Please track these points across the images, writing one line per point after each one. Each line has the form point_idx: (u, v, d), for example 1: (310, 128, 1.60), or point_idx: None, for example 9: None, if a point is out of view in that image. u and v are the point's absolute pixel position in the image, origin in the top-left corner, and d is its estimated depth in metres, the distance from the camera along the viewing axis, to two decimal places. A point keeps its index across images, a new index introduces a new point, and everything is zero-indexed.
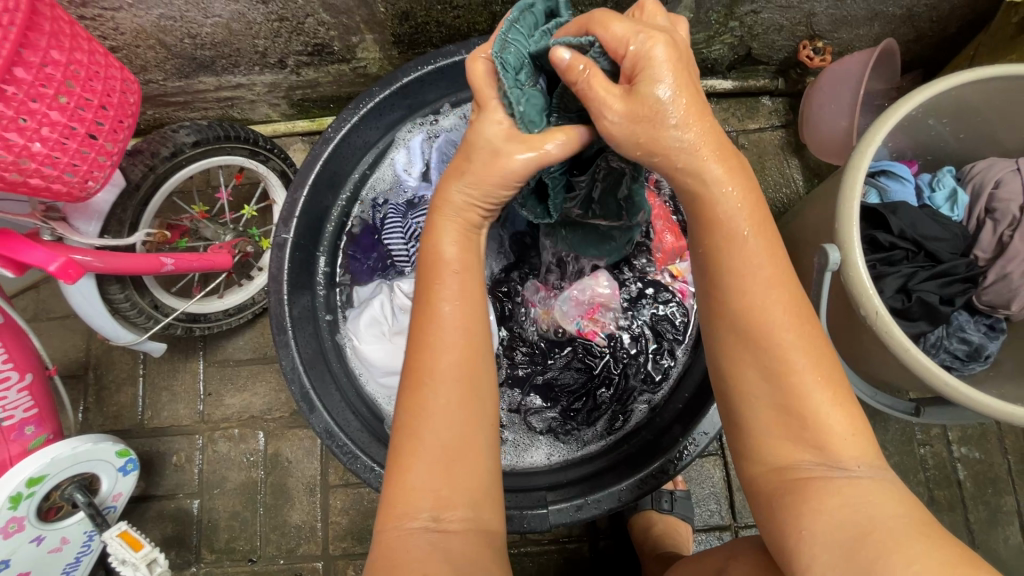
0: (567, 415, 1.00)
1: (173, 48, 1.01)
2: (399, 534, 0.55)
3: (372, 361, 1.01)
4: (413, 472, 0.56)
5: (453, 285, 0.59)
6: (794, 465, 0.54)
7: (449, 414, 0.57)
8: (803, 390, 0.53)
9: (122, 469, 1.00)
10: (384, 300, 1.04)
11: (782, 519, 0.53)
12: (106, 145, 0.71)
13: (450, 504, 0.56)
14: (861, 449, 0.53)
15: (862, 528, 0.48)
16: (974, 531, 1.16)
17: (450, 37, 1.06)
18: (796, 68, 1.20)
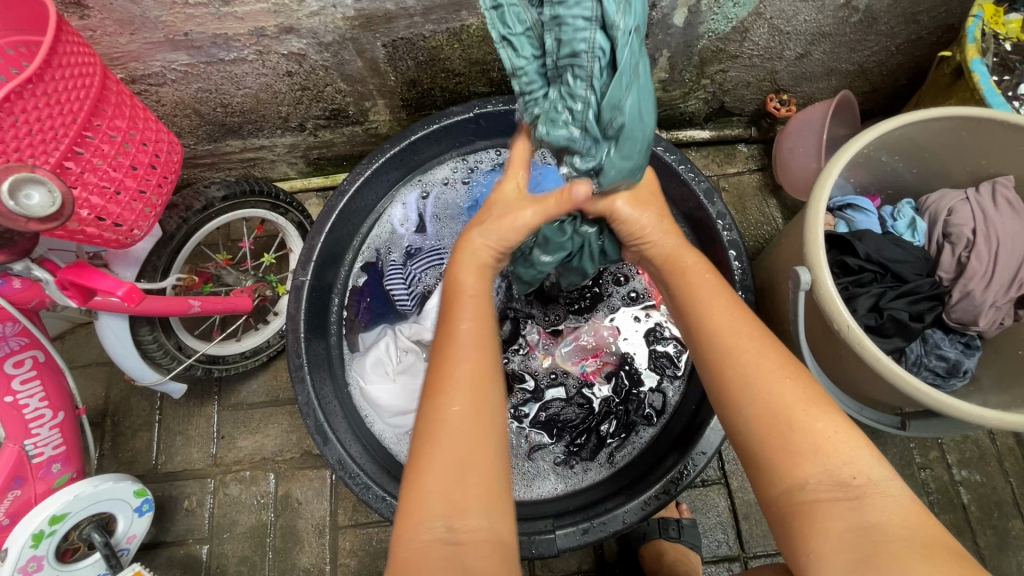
0: (572, 445, 1.03)
1: (206, 116, 1.14)
2: (416, 544, 0.57)
3: (379, 403, 1.05)
4: (427, 480, 0.59)
5: (469, 305, 0.71)
6: (805, 487, 0.57)
7: (461, 420, 0.62)
8: (780, 398, 0.61)
9: (139, 509, 1.02)
10: (389, 343, 1.10)
11: (797, 541, 0.56)
12: (152, 198, 0.80)
13: (463, 514, 0.58)
14: (851, 457, 0.57)
15: (867, 549, 0.51)
16: (985, 556, 1.15)
17: (452, 99, 1.19)
18: (766, 119, 1.32)
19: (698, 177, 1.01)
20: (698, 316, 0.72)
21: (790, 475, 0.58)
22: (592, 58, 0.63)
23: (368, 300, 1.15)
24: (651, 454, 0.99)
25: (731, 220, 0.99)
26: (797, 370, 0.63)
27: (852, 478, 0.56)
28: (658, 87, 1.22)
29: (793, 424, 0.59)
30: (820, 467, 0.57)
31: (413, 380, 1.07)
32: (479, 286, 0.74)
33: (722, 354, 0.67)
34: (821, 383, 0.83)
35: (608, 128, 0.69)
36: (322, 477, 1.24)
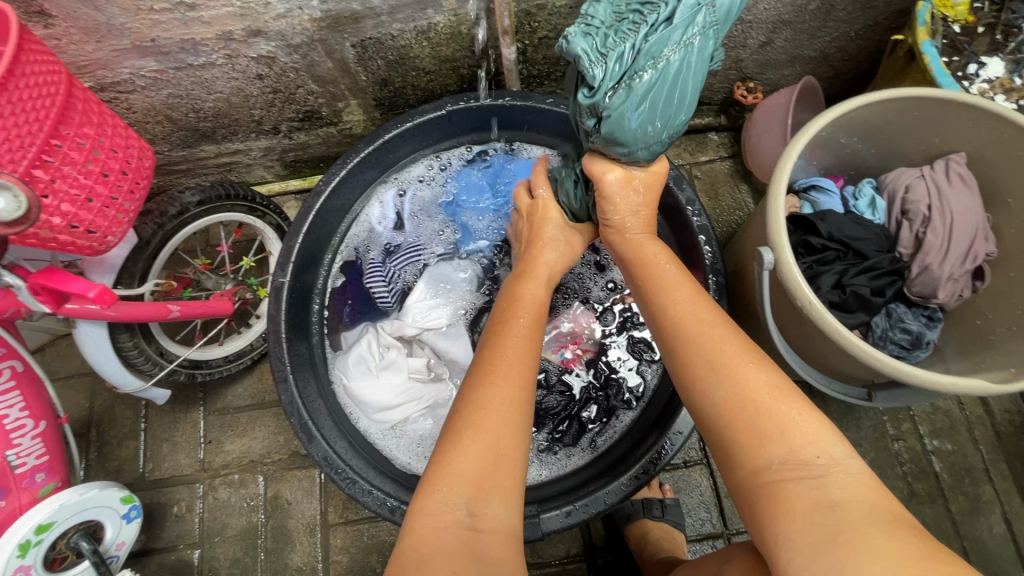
0: (555, 433, 1.06)
1: (178, 121, 1.14)
2: (435, 525, 0.62)
3: (363, 399, 1.06)
4: (456, 464, 0.65)
5: (521, 316, 0.84)
6: (769, 467, 0.60)
7: (500, 410, 0.69)
8: (746, 382, 0.64)
9: (126, 516, 1.03)
10: (372, 340, 1.11)
11: (766, 520, 0.58)
12: (125, 204, 0.81)
13: (486, 503, 0.64)
14: (816, 439, 0.60)
15: (831, 526, 0.53)
16: (957, 522, 1.20)
17: (425, 97, 1.20)
18: (734, 106, 1.35)
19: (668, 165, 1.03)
20: (666, 307, 0.76)
21: (755, 457, 0.61)
22: (652, 11, 0.69)
23: (350, 302, 1.17)
24: (631, 437, 1.01)
25: (700, 206, 1.02)
26: (761, 356, 0.67)
27: (816, 458, 0.59)
28: None
29: (756, 408, 0.63)
30: (785, 448, 0.60)
31: (396, 376, 1.08)
32: (534, 300, 0.87)
33: (684, 343, 0.72)
34: (788, 359, 0.86)
35: (634, 79, 0.70)
36: (311, 476, 1.25)
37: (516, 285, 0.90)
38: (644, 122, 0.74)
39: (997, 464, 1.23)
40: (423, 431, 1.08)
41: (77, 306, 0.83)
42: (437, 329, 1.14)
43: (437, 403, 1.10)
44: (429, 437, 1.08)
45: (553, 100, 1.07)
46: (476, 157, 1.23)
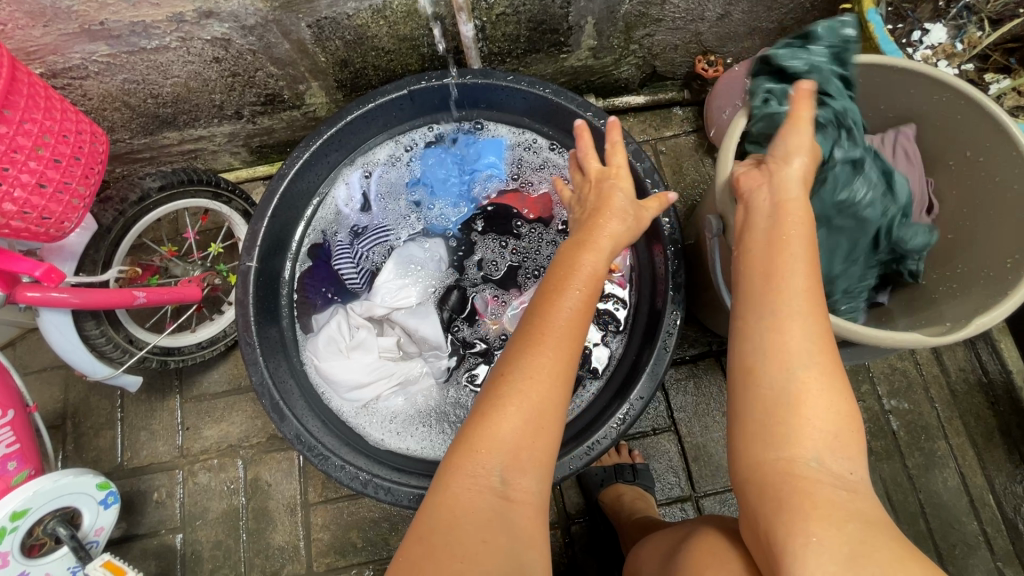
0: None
1: (137, 108, 1.13)
2: (470, 487, 0.67)
3: (335, 378, 1.08)
4: (496, 433, 0.68)
5: (576, 289, 0.76)
6: (807, 464, 0.62)
7: (539, 384, 0.71)
8: (827, 379, 0.64)
9: (104, 501, 1.04)
10: (342, 320, 1.13)
11: (793, 520, 0.60)
12: (79, 188, 0.81)
13: (519, 474, 0.69)
14: (856, 455, 0.63)
15: (863, 543, 0.57)
16: (914, 476, 1.25)
17: (388, 78, 1.20)
18: (697, 80, 1.37)
19: (626, 140, 1.06)
20: (777, 270, 0.68)
21: (797, 451, 0.63)
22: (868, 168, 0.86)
23: (324, 289, 1.17)
24: (599, 405, 1.03)
25: (658, 178, 1.04)
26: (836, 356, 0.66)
27: (849, 472, 0.63)
28: (588, 54, 1.25)
29: (823, 407, 0.63)
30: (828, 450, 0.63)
31: (367, 355, 1.11)
32: (592, 273, 0.78)
33: (795, 315, 0.66)
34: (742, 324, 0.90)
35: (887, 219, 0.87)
36: (290, 458, 1.27)
37: (570, 253, 0.81)
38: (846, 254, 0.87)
39: (952, 421, 1.29)
40: (395, 409, 1.10)
41: (40, 293, 0.84)
42: (407, 308, 1.15)
43: (409, 380, 1.11)
44: (402, 413, 1.10)
45: (514, 77, 1.07)
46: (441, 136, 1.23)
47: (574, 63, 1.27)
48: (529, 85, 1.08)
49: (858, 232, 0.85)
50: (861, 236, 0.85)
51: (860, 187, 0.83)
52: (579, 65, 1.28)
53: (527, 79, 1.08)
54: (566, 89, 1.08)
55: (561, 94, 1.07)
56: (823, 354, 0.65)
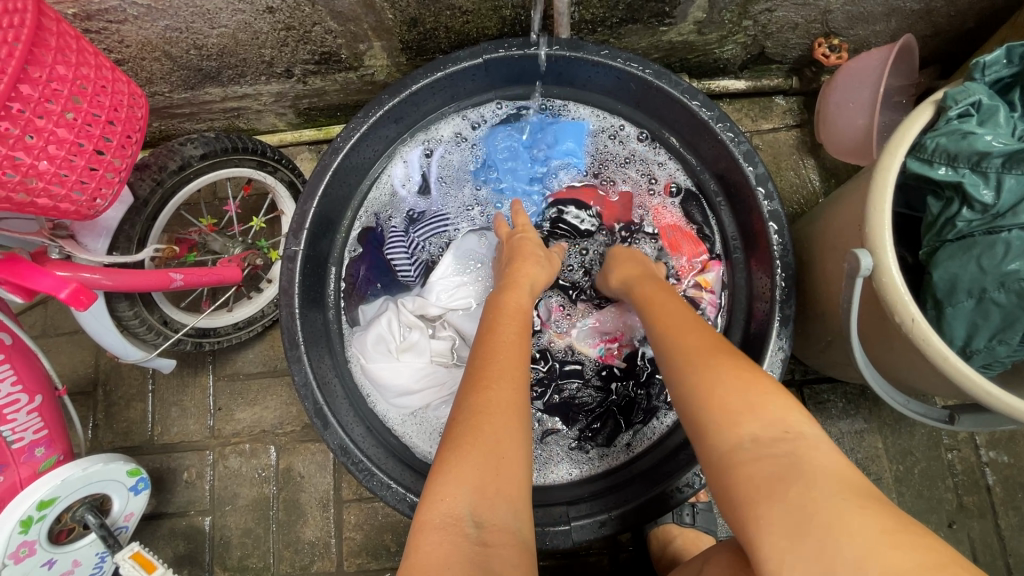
0: (588, 430, 0.98)
1: (179, 59, 1.00)
2: (436, 538, 0.57)
3: (383, 381, 0.98)
4: (456, 473, 0.61)
5: (506, 324, 0.78)
6: (739, 446, 0.54)
7: (499, 418, 0.65)
8: (712, 373, 0.61)
9: (134, 488, 0.98)
10: (392, 318, 1.02)
11: (744, 510, 0.50)
12: (114, 161, 0.69)
13: (491, 512, 0.59)
14: (784, 415, 0.55)
15: (807, 515, 0.46)
16: (1005, 538, 1.13)
17: (459, 42, 1.05)
18: (812, 67, 1.18)
19: (738, 138, 0.88)
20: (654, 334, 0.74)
21: (729, 436, 0.55)
22: None
23: (376, 284, 1.07)
24: (674, 441, 0.93)
25: (773, 188, 0.87)
26: (724, 352, 0.64)
27: (784, 432, 0.53)
28: (692, 28, 1.07)
29: (731, 391, 0.58)
30: (758, 421, 0.55)
31: (418, 359, 1.00)
32: (515, 312, 0.81)
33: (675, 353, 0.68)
34: (867, 375, 0.74)
35: None
36: (324, 451, 1.19)
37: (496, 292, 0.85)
38: (999, 335, 0.68)
39: None
40: (443, 419, 1.01)
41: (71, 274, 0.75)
42: (463, 309, 1.05)
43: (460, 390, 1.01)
44: None
45: (609, 51, 0.90)
46: (512, 114, 1.08)
47: (673, 37, 1.09)
48: (625, 63, 0.91)
49: (1016, 309, 0.66)
50: (1021, 314, 0.66)
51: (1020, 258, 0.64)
52: (678, 40, 1.10)
53: (624, 55, 0.91)
54: (668, 71, 0.90)
55: (663, 76, 0.90)
56: (712, 358, 0.64)
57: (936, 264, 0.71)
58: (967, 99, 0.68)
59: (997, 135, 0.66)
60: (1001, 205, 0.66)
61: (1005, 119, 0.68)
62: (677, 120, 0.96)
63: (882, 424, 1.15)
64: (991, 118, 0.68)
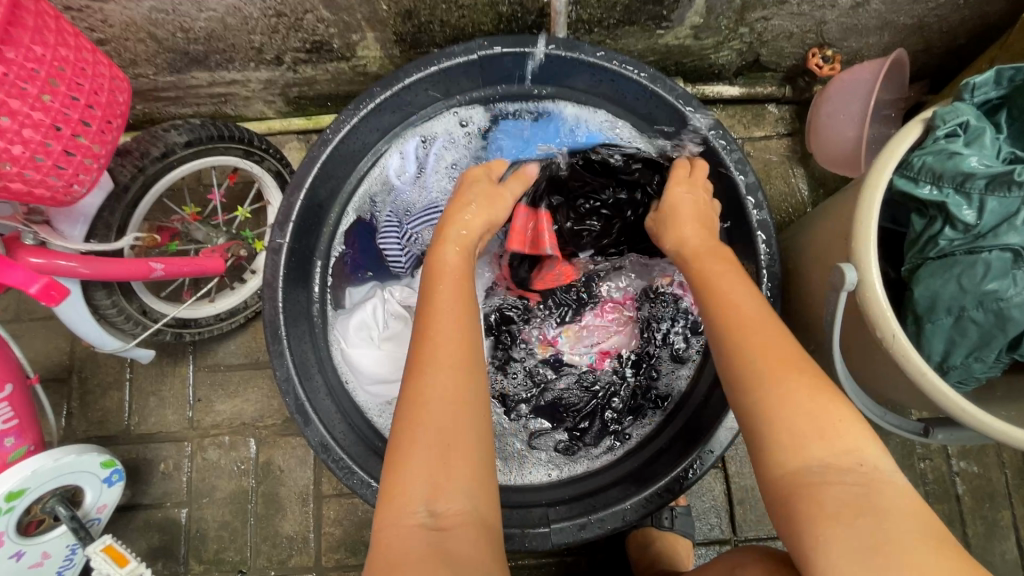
0: (575, 432, 0.99)
1: (164, 41, 0.97)
2: (398, 531, 0.60)
3: (361, 369, 0.98)
4: (408, 464, 0.62)
5: (447, 283, 0.76)
6: (810, 470, 0.56)
7: (444, 401, 0.65)
8: (788, 389, 0.60)
9: (108, 480, 0.96)
10: (376, 305, 1.02)
11: (802, 530, 0.54)
12: (93, 147, 0.67)
13: (446, 498, 0.61)
14: (859, 443, 0.57)
15: (880, 543, 0.50)
16: (971, 546, 1.16)
17: (453, 37, 1.03)
18: (804, 76, 1.18)
19: (730, 147, 0.89)
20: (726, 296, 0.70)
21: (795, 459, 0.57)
22: None
23: (368, 272, 1.08)
24: (654, 448, 0.95)
25: (763, 198, 0.88)
26: (799, 360, 0.62)
27: (855, 463, 0.56)
28: (689, 33, 1.07)
29: (812, 402, 0.59)
30: (828, 446, 0.57)
31: (400, 348, 1.00)
32: (458, 272, 0.78)
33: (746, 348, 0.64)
34: (846, 385, 0.75)
35: None
36: (305, 445, 1.18)
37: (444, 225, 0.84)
38: (975, 354, 0.70)
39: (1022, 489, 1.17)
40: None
41: (45, 260, 0.73)
42: None
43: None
44: None
45: (604, 54, 0.90)
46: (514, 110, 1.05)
47: (669, 41, 1.09)
48: (620, 66, 0.90)
49: (993, 328, 0.67)
50: (997, 332, 0.67)
51: (999, 279, 0.66)
52: (674, 44, 1.10)
53: (619, 58, 0.90)
54: (663, 76, 0.90)
55: (658, 80, 0.90)
56: (800, 376, 0.61)
57: (917, 281, 0.72)
58: (956, 119, 0.70)
59: (983, 157, 0.68)
60: (983, 226, 0.67)
61: (991, 142, 0.69)
62: (672, 125, 0.96)
63: None
64: (978, 140, 0.69)
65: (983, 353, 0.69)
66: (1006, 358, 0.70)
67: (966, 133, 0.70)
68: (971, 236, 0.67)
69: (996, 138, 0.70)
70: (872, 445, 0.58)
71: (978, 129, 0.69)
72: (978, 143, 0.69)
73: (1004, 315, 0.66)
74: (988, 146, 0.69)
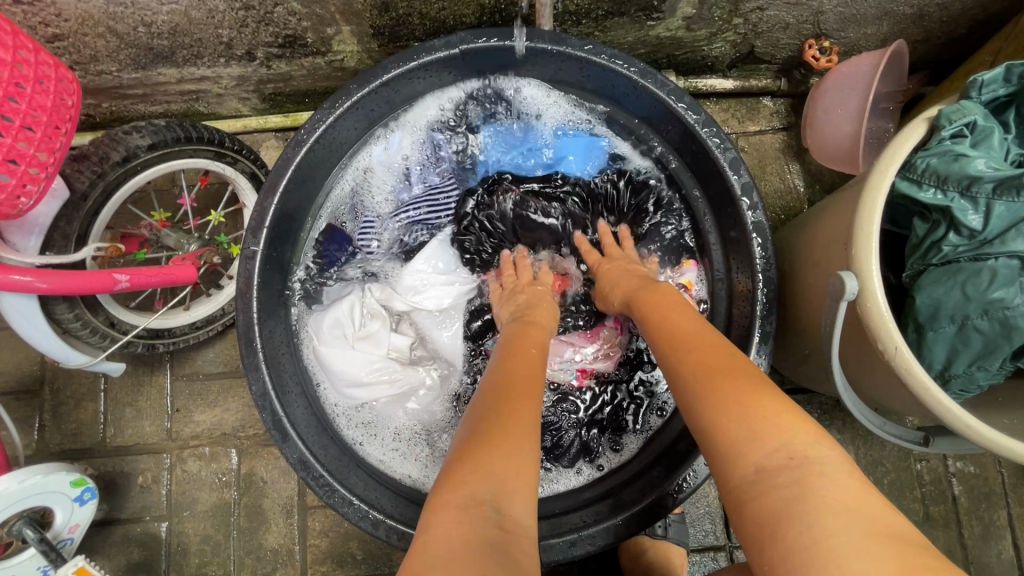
0: (550, 453, 0.95)
1: (126, 36, 0.91)
2: (457, 516, 0.53)
3: (335, 371, 0.94)
4: (480, 459, 0.58)
5: (532, 348, 0.78)
6: (748, 479, 0.55)
7: (523, 427, 0.63)
8: (717, 405, 0.60)
9: (79, 499, 0.92)
10: (354, 303, 0.99)
11: (759, 540, 0.52)
12: (39, 154, 0.62)
13: (510, 501, 0.56)
14: (791, 438, 0.55)
15: (812, 545, 0.47)
16: (968, 547, 1.14)
17: (434, 30, 0.98)
18: (800, 68, 1.14)
19: (724, 145, 0.84)
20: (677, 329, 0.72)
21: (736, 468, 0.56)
22: None
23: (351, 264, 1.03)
24: (642, 462, 0.91)
25: (758, 199, 0.84)
26: (742, 371, 0.62)
27: (787, 458, 0.54)
28: (681, 24, 1.02)
29: (744, 408, 0.58)
30: (761, 450, 0.55)
31: (375, 349, 0.98)
32: (538, 339, 0.81)
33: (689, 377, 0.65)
34: (845, 396, 0.72)
35: None
36: None
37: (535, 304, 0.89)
38: (976, 364, 0.67)
39: (1018, 489, 1.16)
40: (391, 418, 0.98)
41: None
42: (432, 308, 1.01)
43: (413, 390, 0.98)
44: (410, 429, 0.98)
45: (593, 47, 0.85)
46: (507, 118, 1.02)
47: (660, 33, 1.04)
48: (610, 60, 0.85)
49: (998, 338, 0.64)
50: (1002, 342, 0.64)
51: (1006, 288, 0.62)
52: (665, 36, 1.05)
53: (609, 51, 0.85)
54: (654, 70, 0.86)
55: (649, 75, 0.86)
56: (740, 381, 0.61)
57: (919, 288, 0.68)
58: (964, 118, 0.66)
59: (990, 158, 0.64)
60: (989, 232, 0.64)
61: (998, 143, 0.66)
62: (664, 121, 0.92)
63: (855, 435, 1.15)
64: (984, 141, 0.66)
65: (985, 364, 0.66)
66: (1009, 366, 0.67)
67: (973, 133, 0.66)
68: (977, 243, 0.64)
69: (1003, 139, 0.67)
70: (807, 437, 0.55)
71: (983, 128, 0.66)
72: (983, 145, 0.66)
73: (1010, 327, 0.63)
74: (993, 148, 0.66)
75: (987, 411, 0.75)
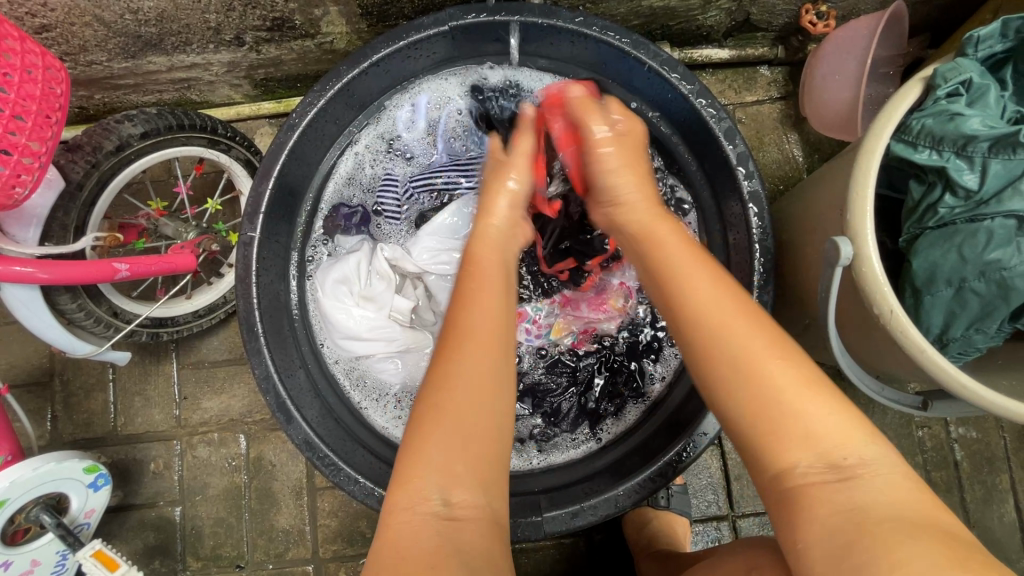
0: (549, 416, 0.98)
1: (113, 25, 0.91)
2: (409, 516, 0.59)
3: (335, 327, 0.96)
4: (428, 448, 0.61)
5: (485, 273, 0.73)
6: (792, 466, 0.56)
7: (471, 389, 0.63)
8: (767, 380, 0.57)
9: (93, 485, 0.94)
10: (362, 260, 0.97)
11: (789, 527, 0.55)
12: (31, 144, 0.62)
13: (458, 487, 0.60)
14: (845, 439, 0.55)
15: (854, 536, 0.50)
16: (970, 511, 1.15)
17: (424, 7, 0.97)
18: (798, 35, 1.11)
19: (719, 115, 0.83)
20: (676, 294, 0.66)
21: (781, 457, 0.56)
22: None
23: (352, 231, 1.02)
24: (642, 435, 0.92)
25: (754, 167, 0.83)
26: (780, 342, 0.60)
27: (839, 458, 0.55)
28: None
29: (798, 412, 0.56)
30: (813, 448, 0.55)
31: (378, 312, 0.97)
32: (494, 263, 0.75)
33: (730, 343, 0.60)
34: (843, 362, 0.71)
35: None
36: None
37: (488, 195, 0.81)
38: (974, 327, 0.66)
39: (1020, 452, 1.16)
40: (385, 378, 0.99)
41: None
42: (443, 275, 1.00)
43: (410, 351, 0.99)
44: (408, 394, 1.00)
45: (584, 19, 0.84)
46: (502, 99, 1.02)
47: (653, 3, 1.02)
48: (601, 31, 0.84)
49: (996, 298, 0.63)
50: (1000, 303, 0.63)
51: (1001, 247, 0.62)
52: (658, 6, 1.04)
53: (600, 23, 0.84)
54: (647, 41, 0.84)
55: (642, 46, 0.84)
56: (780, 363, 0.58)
57: (916, 252, 0.68)
58: (960, 76, 0.65)
59: (985, 115, 0.64)
60: (986, 191, 0.63)
61: (996, 100, 0.65)
62: (660, 92, 0.90)
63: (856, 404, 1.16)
64: (981, 98, 0.65)
65: (983, 326, 0.66)
66: (1008, 328, 0.67)
67: (969, 91, 0.66)
68: (975, 201, 0.63)
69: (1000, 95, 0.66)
70: (859, 434, 0.56)
71: (980, 86, 0.65)
72: (980, 103, 0.65)
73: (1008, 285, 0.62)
74: (990, 105, 0.65)
75: (986, 374, 0.75)
